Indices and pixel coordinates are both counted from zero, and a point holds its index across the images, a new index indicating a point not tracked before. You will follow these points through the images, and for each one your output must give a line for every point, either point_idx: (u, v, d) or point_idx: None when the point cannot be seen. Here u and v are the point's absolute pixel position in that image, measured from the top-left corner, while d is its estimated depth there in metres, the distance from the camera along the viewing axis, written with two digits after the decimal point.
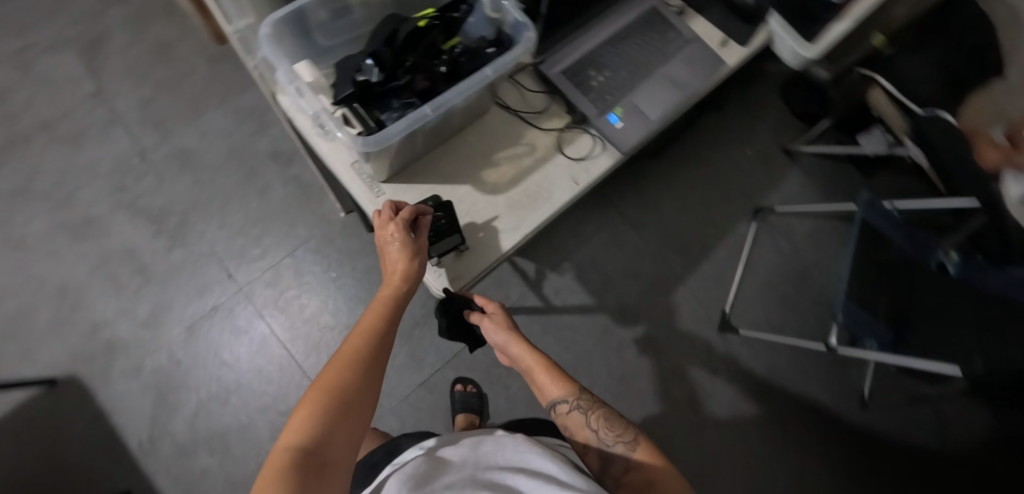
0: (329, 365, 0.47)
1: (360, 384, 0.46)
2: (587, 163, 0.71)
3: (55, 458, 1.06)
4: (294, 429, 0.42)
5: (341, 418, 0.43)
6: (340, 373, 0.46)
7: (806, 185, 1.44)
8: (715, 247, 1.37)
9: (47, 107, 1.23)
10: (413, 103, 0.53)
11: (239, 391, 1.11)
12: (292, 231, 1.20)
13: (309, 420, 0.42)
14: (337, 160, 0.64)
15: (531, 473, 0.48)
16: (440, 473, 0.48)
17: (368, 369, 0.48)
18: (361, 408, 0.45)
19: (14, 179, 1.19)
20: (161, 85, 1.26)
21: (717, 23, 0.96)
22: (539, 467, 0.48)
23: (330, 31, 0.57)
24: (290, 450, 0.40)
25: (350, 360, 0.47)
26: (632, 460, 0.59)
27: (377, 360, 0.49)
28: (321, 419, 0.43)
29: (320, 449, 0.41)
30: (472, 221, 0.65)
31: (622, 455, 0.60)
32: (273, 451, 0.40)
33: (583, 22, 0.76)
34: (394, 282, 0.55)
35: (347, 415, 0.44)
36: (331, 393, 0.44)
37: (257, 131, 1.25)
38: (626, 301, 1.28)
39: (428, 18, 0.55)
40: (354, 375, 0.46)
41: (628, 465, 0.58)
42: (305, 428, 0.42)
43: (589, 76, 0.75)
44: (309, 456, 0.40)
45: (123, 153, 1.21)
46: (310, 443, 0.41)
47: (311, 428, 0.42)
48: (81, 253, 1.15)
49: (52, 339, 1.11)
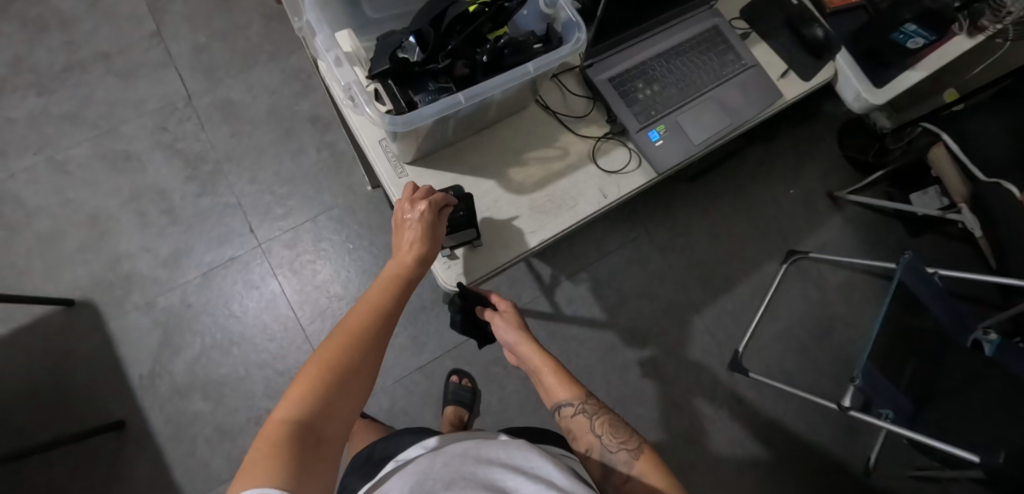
0: (332, 337, 0.46)
1: (361, 361, 0.45)
2: (620, 177, 0.68)
3: (61, 376, 1.10)
4: (292, 401, 0.41)
5: (340, 393, 0.43)
6: (343, 346, 0.45)
7: (846, 234, 1.38)
8: (740, 283, 1.32)
9: (107, 39, 1.27)
10: (449, 89, 0.51)
11: (242, 344, 1.13)
12: (318, 197, 1.20)
13: (308, 392, 0.42)
14: (365, 134, 0.63)
15: (531, 475, 0.46)
16: (440, 470, 0.46)
17: (370, 347, 0.47)
18: (360, 385, 0.45)
19: (66, 103, 1.23)
20: (217, 34, 1.28)
21: (780, 51, 0.91)
22: (540, 472, 0.46)
23: (378, 4, 0.56)
24: (288, 421, 0.39)
25: (354, 334, 0.47)
26: (633, 469, 0.57)
27: (379, 338, 0.48)
28: (321, 392, 0.42)
29: (317, 423, 0.40)
30: (491, 218, 0.63)
31: (624, 463, 0.58)
32: (270, 420, 0.40)
33: (639, 30, 0.73)
34: (405, 261, 0.54)
35: (347, 392, 0.44)
36: (333, 367, 0.44)
37: (301, 93, 1.26)
38: (638, 323, 1.25)
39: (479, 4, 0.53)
40: (357, 351, 0.46)
41: (629, 474, 0.57)
42: (304, 400, 0.41)
43: (636, 87, 0.72)
44: (306, 429, 0.39)
45: (171, 94, 1.24)
46: (308, 416, 0.40)
47: (311, 400, 0.41)
48: (116, 185, 1.19)
49: (76, 262, 1.15)
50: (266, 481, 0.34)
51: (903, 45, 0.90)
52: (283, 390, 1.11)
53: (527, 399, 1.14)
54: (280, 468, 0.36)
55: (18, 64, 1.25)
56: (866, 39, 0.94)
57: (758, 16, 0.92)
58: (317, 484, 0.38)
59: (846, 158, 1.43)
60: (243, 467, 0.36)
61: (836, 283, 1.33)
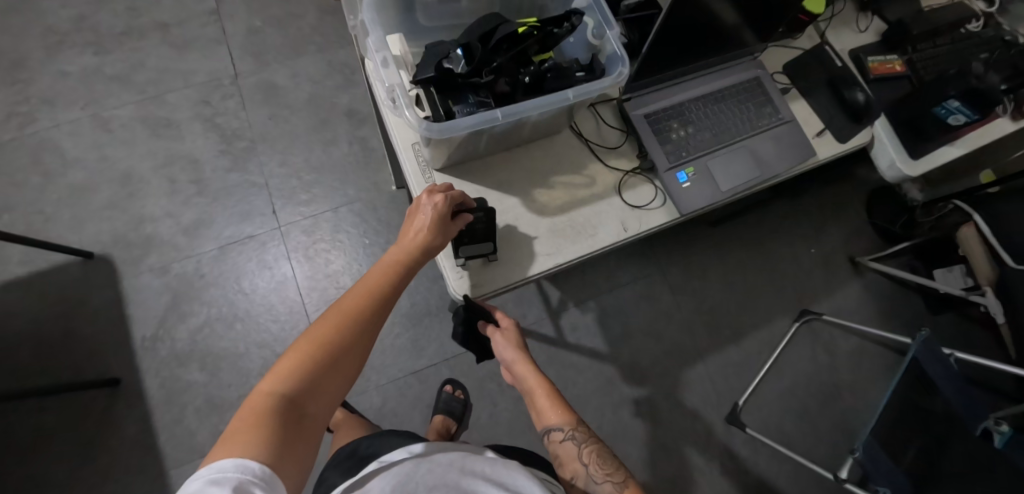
0: (328, 315, 0.46)
1: (354, 342, 0.45)
2: (642, 213, 0.68)
3: (68, 324, 1.12)
4: (282, 373, 0.41)
5: (329, 371, 0.43)
6: (338, 325, 0.45)
7: (864, 302, 1.35)
8: (748, 335, 1.30)
9: (168, 10, 1.32)
10: (487, 104, 0.52)
11: (246, 321, 1.14)
12: (342, 189, 1.22)
13: (299, 366, 0.42)
14: (399, 136, 0.64)
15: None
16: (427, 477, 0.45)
17: (365, 328, 0.47)
18: (350, 366, 0.45)
19: (119, 65, 1.27)
20: (272, 20, 1.33)
21: (818, 110, 0.90)
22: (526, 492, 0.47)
23: (432, 14, 0.58)
24: (276, 393, 0.40)
25: (350, 314, 0.47)
26: None
27: (374, 321, 0.48)
28: (311, 368, 0.42)
29: (303, 400, 0.41)
30: (510, 236, 0.63)
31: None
32: (258, 390, 0.40)
33: (680, 73, 0.74)
34: (411, 247, 0.54)
35: (337, 370, 0.44)
36: (325, 345, 0.44)
37: (342, 87, 1.29)
38: (639, 360, 1.24)
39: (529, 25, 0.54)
40: (352, 331, 0.46)
41: None
42: (294, 373, 0.41)
43: (670, 127, 0.72)
44: (292, 403, 0.40)
45: (218, 71, 1.28)
46: (295, 389, 0.41)
47: (301, 374, 0.41)
48: (152, 148, 1.22)
49: (102, 217, 1.18)
50: (245, 451, 0.35)
51: (945, 120, 0.90)
52: None
53: (517, 419, 1.13)
54: (262, 439, 0.36)
55: (82, 24, 1.30)
56: (907, 108, 0.92)
57: (799, 74, 0.92)
58: (299, 457, 0.38)
59: (872, 225, 1.41)
60: (226, 433, 0.36)
61: (846, 350, 1.30)
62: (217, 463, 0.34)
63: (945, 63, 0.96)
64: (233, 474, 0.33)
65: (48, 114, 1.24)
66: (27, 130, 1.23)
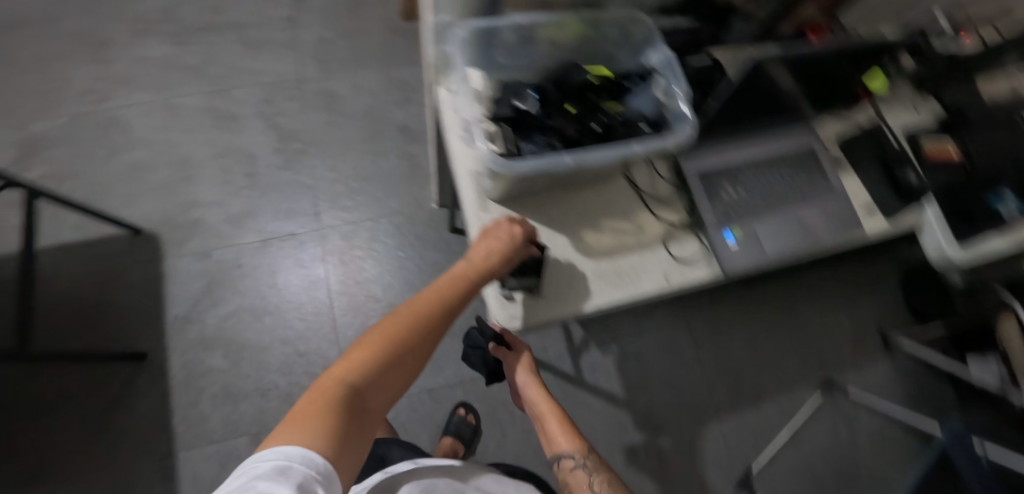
0: (395, 316, 0.49)
1: (417, 346, 0.48)
2: (686, 267, 0.69)
3: (108, 295, 1.16)
4: (350, 363, 0.43)
5: (391, 371, 0.45)
6: (405, 328, 0.48)
7: (892, 384, 1.31)
8: (768, 400, 1.27)
9: (249, 12, 1.40)
10: (554, 146, 0.54)
11: (274, 315, 1.17)
12: (385, 201, 1.25)
13: (366, 360, 0.44)
14: (462, 163, 0.66)
15: None
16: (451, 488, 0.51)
17: (428, 335, 0.49)
18: (409, 369, 0.47)
19: (196, 57, 1.35)
20: (342, 33, 1.39)
21: (870, 187, 0.89)
22: None
23: (511, 53, 0.61)
24: (343, 382, 0.42)
25: (416, 319, 0.49)
26: None
27: (436, 330, 0.51)
28: (378, 364, 0.44)
29: (366, 393, 0.43)
30: (555, 273, 0.64)
31: None
32: (326, 376, 0.42)
33: (732, 133, 0.76)
34: (475, 267, 0.57)
35: (397, 371, 0.46)
36: (392, 344, 0.46)
37: (399, 103, 1.34)
38: (654, 410, 1.22)
39: (601, 78, 0.57)
40: (416, 336, 0.48)
41: None
42: (361, 366, 0.43)
43: (721, 187, 0.73)
44: (357, 395, 0.42)
45: (285, 74, 1.34)
46: (361, 382, 0.43)
47: (368, 368, 0.43)
48: (212, 138, 1.28)
49: (156, 196, 1.23)
50: (312, 435, 0.37)
51: (995, 208, 0.89)
52: (296, 371, 1.13)
53: (524, 453, 1.11)
54: (327, 427, 0.38)
55: (168, 16, 1.39)
56: (955, 195, 0.91)
57: (853, 147, 0.91)
58: (356, 451, 0.40)
59: (906, 303, 1.37)
60: (296, 415, 0.38)
61: (870, 431, 1.25)
62: (284, 446, 0.35)
63: (1004, 149, 0.93)
64: (301, 466, 0.34)
65: (123, 95, 1.32)
66: (100, 108, 1.30)
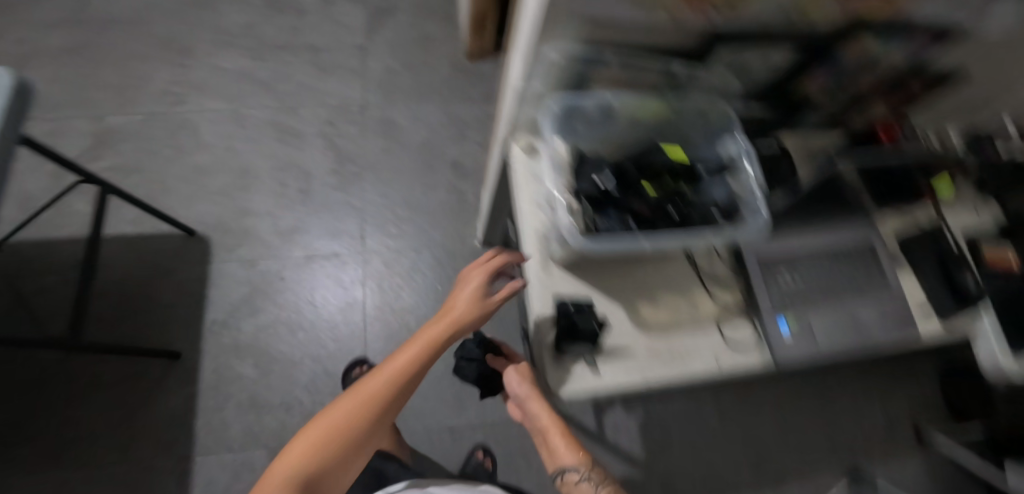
0: (342, 402, 0.60)
1: (353, 431, 0.58)
2: (738, 352, 0.68)
3: (154, 291, 1.20)
4: (296, 455, 0.57)
5: (331, 455, 0.57)
6: (344, 418, 0.59)
7: (925, 485, 1.25)
8: (791, 484, 1.22)
9: (323, 36, 1.47)
10: (630, 226, 0.57)
11: (308, 332, 1.19)
12: (429, 232, 1.28)
13: (307, 452, 0.57)
14: (527, 220, 0.68)
15: None
16: None
17: (369, 417, 0.59)
18: (349, 449, 0.59)
19: (268, 72, 1.41)
20: (409, 66, 1.45)
21: (927, 288, 0.88)
22: None
23: (592, 125, 0.63)
24: (286, 477, 0.56)
25: (359, 405, 0.59)
26: None
27: (382, 410, 0.60)
28: (316, 455, 0.57)
29: (309, 477, 0.56)
30: (607, 340, 0.65)
31: None
32: (279, 463, 0.57)
33: (791, 221, 0.77)
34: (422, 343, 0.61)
35: (337, 454, 0.58)
36: (332, 435, 0.58)
37: (454, 139, 1.37)
38: (672, 478, 1.18)
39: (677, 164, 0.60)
40: (355, 423, 0.58)
41: None
42: (303, 459, 0.57)
43: (779, 273, 0.73)
44: (298, 483, 0.56)
45: (350, 98, 1.39)
46: (300, 474, 0.56)
47: (308, 460, 0.57)
48: (273, 151, 1.32)
49: (212, 201, 1.28)
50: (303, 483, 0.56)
51: None
52: (322, 391, 1.14)
53: None
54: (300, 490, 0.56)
55: (248, 31, 1.46)
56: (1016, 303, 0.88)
57: (911, 245, 0.90)
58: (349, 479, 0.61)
59: (945, 398, 1.32)
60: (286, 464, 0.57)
61: None
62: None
63: None
64: None
65: (195, 100, 1.37)
66: (173, 109, 1.36)
